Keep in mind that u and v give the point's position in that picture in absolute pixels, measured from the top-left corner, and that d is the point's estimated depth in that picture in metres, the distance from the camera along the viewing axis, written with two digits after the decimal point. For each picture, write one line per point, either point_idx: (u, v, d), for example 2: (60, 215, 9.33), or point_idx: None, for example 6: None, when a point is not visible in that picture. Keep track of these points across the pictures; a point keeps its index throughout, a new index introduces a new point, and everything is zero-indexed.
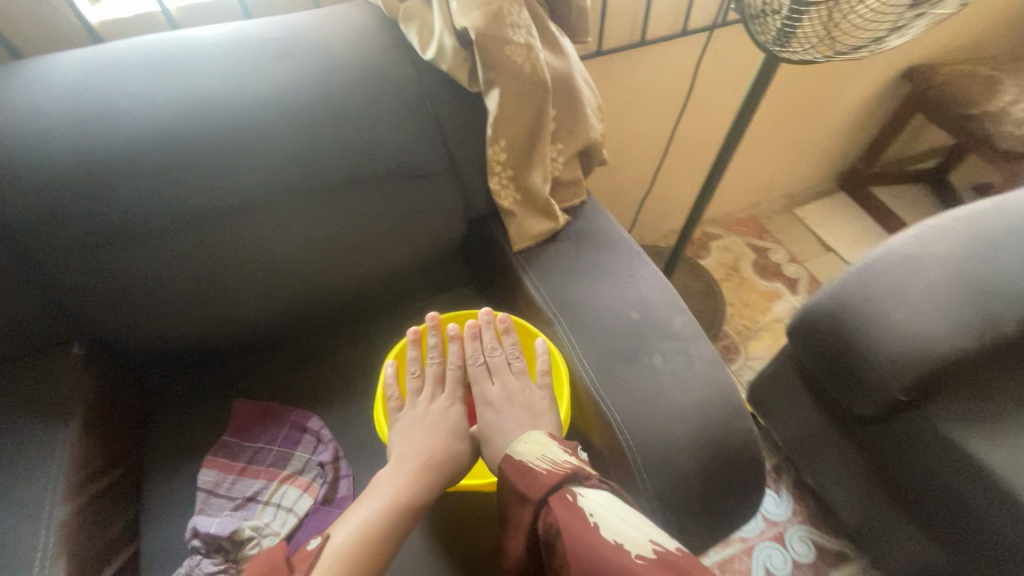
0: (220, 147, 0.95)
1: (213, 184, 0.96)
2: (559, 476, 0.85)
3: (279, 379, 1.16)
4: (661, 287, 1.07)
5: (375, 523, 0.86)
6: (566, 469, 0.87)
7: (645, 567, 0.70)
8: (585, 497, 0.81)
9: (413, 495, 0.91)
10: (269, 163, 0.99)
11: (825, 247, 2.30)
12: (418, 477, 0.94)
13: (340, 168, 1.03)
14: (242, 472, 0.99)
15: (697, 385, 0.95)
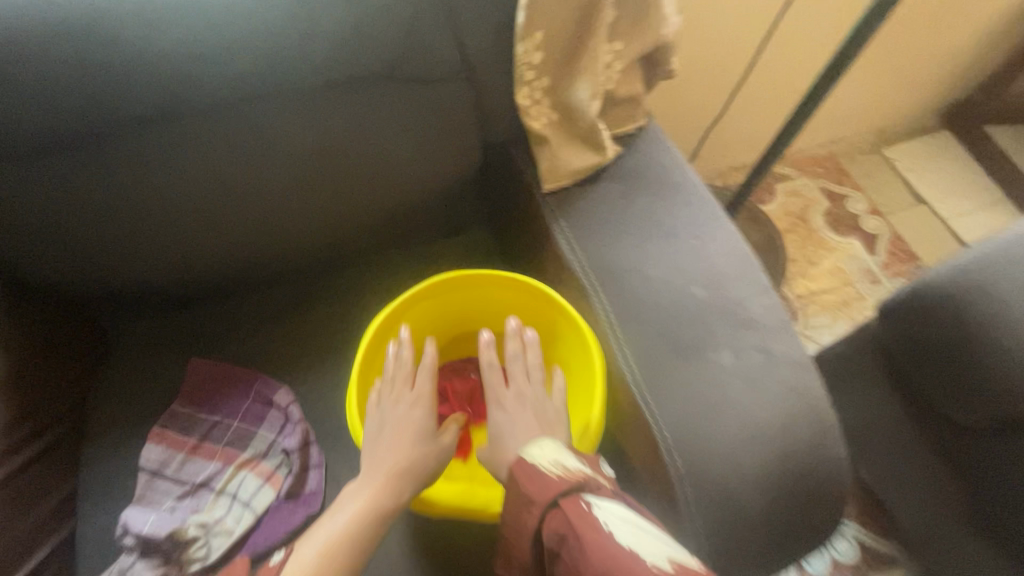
0: (140, 22, 0.67)
1: (135, 78, 0.68)
2: (569, 486, 0.63)
3: (245, 336, 0.92)
4: (738, 254, 0.80)
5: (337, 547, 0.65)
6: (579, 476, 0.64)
7: None
8: (602, 506, 0.61)
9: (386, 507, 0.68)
10: (212, 51, 0.70)
11: (915, 198, 1.92)
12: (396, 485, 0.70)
13: (311, 63, 0.73)
14: (195, 450, 0.81)
15: (776, 394, 0.70)
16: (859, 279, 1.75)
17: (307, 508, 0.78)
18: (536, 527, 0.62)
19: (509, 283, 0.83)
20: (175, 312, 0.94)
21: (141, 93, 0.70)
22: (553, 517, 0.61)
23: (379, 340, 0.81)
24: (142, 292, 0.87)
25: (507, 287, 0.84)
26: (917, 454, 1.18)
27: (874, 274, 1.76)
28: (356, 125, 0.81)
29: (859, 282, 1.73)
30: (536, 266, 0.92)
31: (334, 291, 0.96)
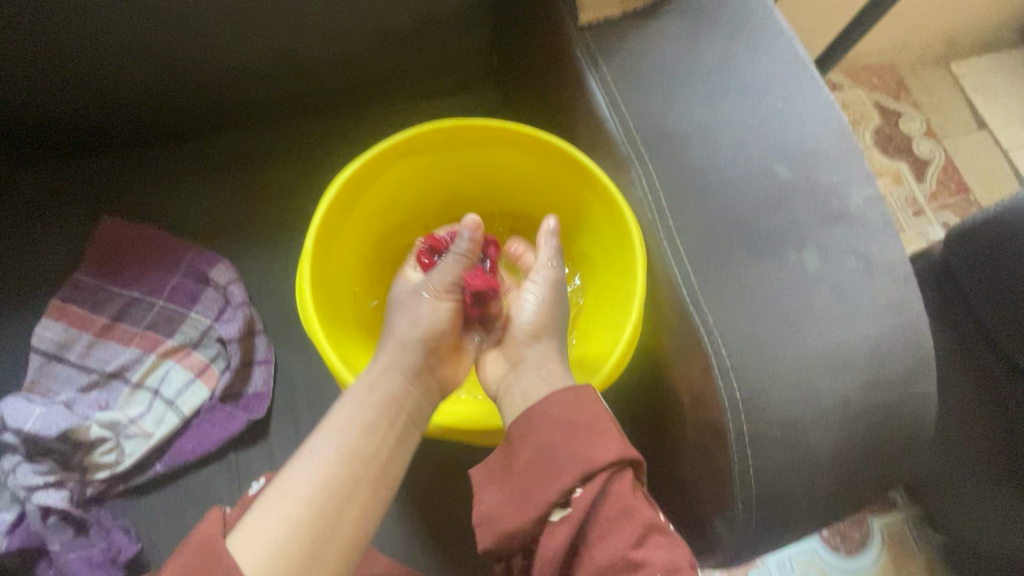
0: None
1: None
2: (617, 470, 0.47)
3: (172, 200, 0.70)
4: (835, 127, 0.59)
5: (333, 490, 0.43)
6: (624, 470, 0.48)
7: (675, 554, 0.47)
8: (641, 502, 0.47)
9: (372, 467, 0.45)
10: None
11: (980, 122, 1.67)
12: (398, 395, 0.50)
13: None
14: (106, 331, 0.63)
15: (872, 312, 0.53)
16: (902, 208, 1.56)
17: (249, 413, 0.61)
18: (596, 480, 0.47)
19: (526, 141, 0.63)
20: (78, 160, 0.70)
21: None
22: (619, 475, 0.48)
23: (343, 213, 0.59)
24: (20, 125, 0.63)
25: (524, 146, 0.64)
26: None
27: (918, 204, 1.56)
28: None
29: (901, 212, 1.54)
30: (562, 130, 0.70)
31: (290, 150, 0.73)
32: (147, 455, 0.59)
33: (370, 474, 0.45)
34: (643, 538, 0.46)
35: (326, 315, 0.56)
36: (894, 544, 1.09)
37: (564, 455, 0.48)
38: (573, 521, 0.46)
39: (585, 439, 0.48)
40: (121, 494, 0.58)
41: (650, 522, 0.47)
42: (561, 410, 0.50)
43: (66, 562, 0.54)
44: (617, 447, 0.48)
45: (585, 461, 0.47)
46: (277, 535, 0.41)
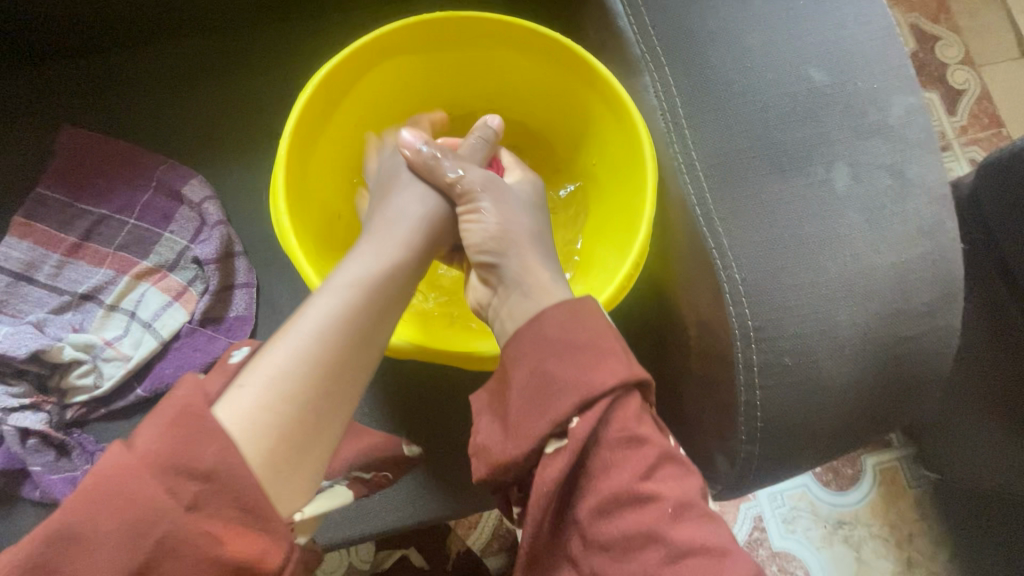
0: None
1: None
2: (620, 395, 0.44)
3: (137, 109, 0.64)
4: (880, 26, 0.52)
5: (325, 359, 0.43)
6: (628, 399, 0.45)
7: (679, 485, 0.45)
8: (647, 434, 0.45)
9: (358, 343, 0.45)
10: None
11: (1022, 49, 1.54)
12: (392, 272, 0.50)
13: None
14: (75, 250, 0.59)
15: (903, 237, 0.48)
16: None
17: (230, 338, 0.58)
18: (596, 412, 0.44)
19: (527, 40, 0.56)
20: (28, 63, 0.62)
21: None
22: (627, 402, 0.45)
23: (320, 120, 0.54)
24: None
25: (523, 46, 0.57)
26: None
27: (946, 139, 1.47)
28: None
29: None
30: (568, 32, 0.62)
31: (264, 53, 0.65)
32: (126, 378, 0.56)
33: (363, 348, 0.45)
34: (651, 470, 0.44)
35: (303, 231, 0.52)
36: (885, 481, 1.10)
37: (562, 380, 0.44)
38: (572, 455, 0.43)
39: (586, 363, 0.45)
40: (103, 418, 0.56)
41: (656, 455, 0.45)
42: (560, 331, 0.46)
43: (48, 482, 0.52)
44: (622, 370, 0.45)
45: (585, 388, 0.44)
46: (267, 399, 0.40)
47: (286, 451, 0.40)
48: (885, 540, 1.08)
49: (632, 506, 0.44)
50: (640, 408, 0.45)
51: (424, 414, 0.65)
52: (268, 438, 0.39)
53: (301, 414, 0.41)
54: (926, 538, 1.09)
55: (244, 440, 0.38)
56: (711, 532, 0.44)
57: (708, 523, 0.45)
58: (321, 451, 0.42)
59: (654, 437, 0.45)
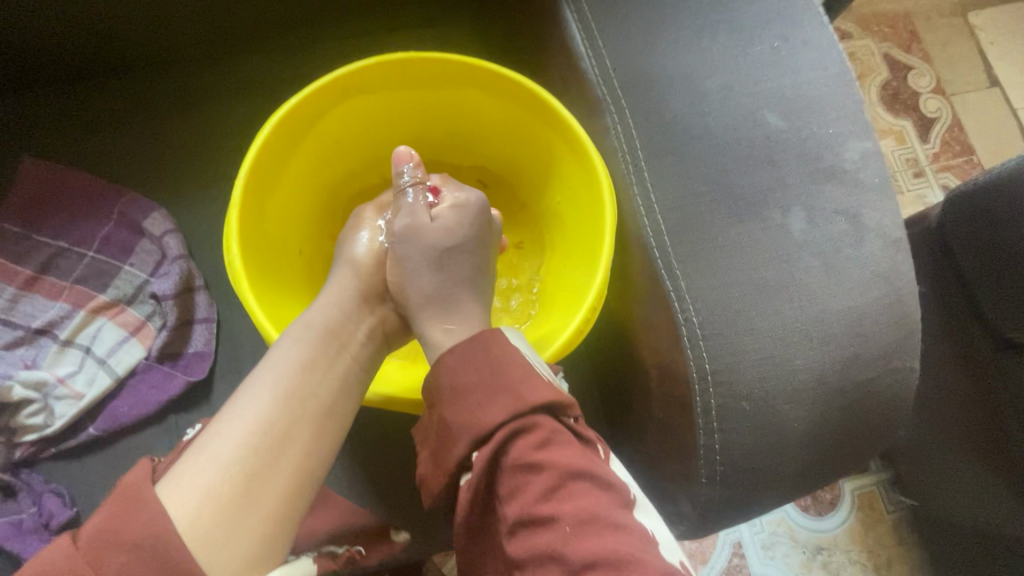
0: None
1: None
2: (522, 411, 0.45)
3: (102, 140, 0.63)
4: (836, 73, 0.53)
5: (280, 430, 0.43)
6: (532, 417, 0.45)
7: (600, 500, 0.44)
8: (550, 449, 0.44)
9: (316, 411, 0.45)
10: None
11: (993, 78, 1.58)
12: (337, 330, 0.50)
13: None
14: (31, 284, 0.58)
15: (858, 280, 0.49)
16: (902, 168, 1.50)
17: (189, 374, 0.58)
18: (494, 436, 0.44)
19: (490, 81, 0.56)
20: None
21: None
22: (526, 430, 0.45)
23: (279, 158, 0.54)
24: None
25: (486, 86, 0.57)
26: None
27: (919, 164, 1.50)
28: None
29: (900, 172, 1.48)
30: (535, 70, 0.63)
31: (233, 86, 0.66)
32: (79, 416, 0.55)
33: (308, 411, 0.45)
34: (557, 488, 0.44)
35: (256, 270, 0.52)
36: (863, 506, 1.10)
37: (462, 410, 0.46)
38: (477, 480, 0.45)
39: (479, 398, 0.46)
40: (54, 457, 0.55)
41: (566, 472, 0.44)
42: (454, 372, 0.47)
43: None
44: (514, 401, 0.45)
45: (478, 422, 0.45)
46: (212, 473, 0.40)
47: (231, 533, 0.39)
48: (863, 566, 1.08)
49: (543, 527, 0.43)
50: (544, 433, 0.45)
51: (387, 449, 0.64)
52: (207, 518, 0.38)
53: (245, 491, 0.40)
54: (903, 563, 1.09)
55: (185, 526, 0.38)
56: (622, 543, 0.41)
57: (630, 536, 0.42)
58: (272, 527, 0.41)
59: (564, 453, 0.45)
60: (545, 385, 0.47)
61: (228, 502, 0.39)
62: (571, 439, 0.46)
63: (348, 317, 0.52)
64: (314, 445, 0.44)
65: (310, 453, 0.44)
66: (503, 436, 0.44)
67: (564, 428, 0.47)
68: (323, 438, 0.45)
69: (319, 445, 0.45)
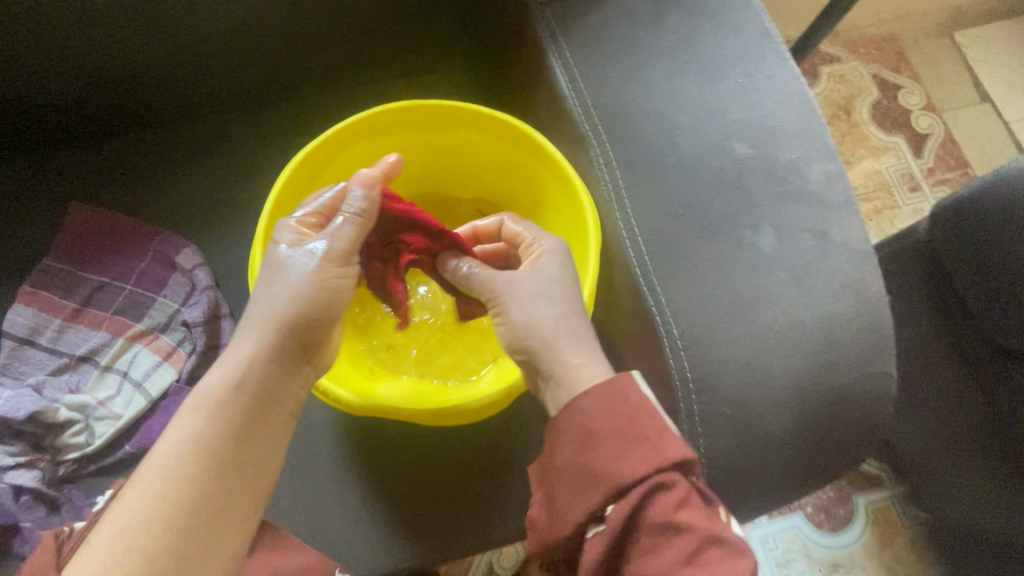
0: None
1: None
2: (663, 463, 0.44)
3: (142, 185, 0.72)
4: (798, 104, 0.58)
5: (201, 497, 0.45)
6: (671, 478, 0.44)
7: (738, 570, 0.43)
8: (690, 513, 0.43)
9: (237, 472, 0.47)
10: None
11: (983, 94, 1.63)
12: (269, 388, 0.51)
13: None
14: (75, 316, 0.64)
15: (828, 291, 0.53)
16: (898, 184, 1.53)
17: None
18: (632, 498, 0.44)
19: (484, 122, 0.62)
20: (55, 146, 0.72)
21: None
22: (666, 488, 0.44)
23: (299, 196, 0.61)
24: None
25: (482, 127, 0.63)
26: None
27: (914, 180, 1.53)
28: None
29: (896, 188, 1.52)
30: (526, 110, 0.70)
31: (259, 128, 0.74)
32: (115, 436, 0.60)
33: (229, 483, 0.47)
34: (696, 553, 0.43)
35: None
36: (875, 520, 1.10)
37: (595, 468, 0.45)
38: (608, 538, 0.44)
39: (619, 446, 0.46)
40: (92, 475, 0.60)
41: (706, 544, 0.43)
42: (585, 417, 0.47)
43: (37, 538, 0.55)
44: (655, 455, 0.45)
45: (616, 474, 0.45)
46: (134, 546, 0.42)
47: None
48: None
49: None
50: (683, 493, 0.44)
51: None
52: None
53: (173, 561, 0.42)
54: None
55: None
56: None
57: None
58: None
59: (702, 518, 0.44)
60: (681, 440, 0.46)
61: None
62: (705, 501, 0.45)
63: (282, 376, 0.52)
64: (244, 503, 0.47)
65: (233, 521, 0.46)
66: (643, 493, 0.44)
67: (698, 485, 0.46)
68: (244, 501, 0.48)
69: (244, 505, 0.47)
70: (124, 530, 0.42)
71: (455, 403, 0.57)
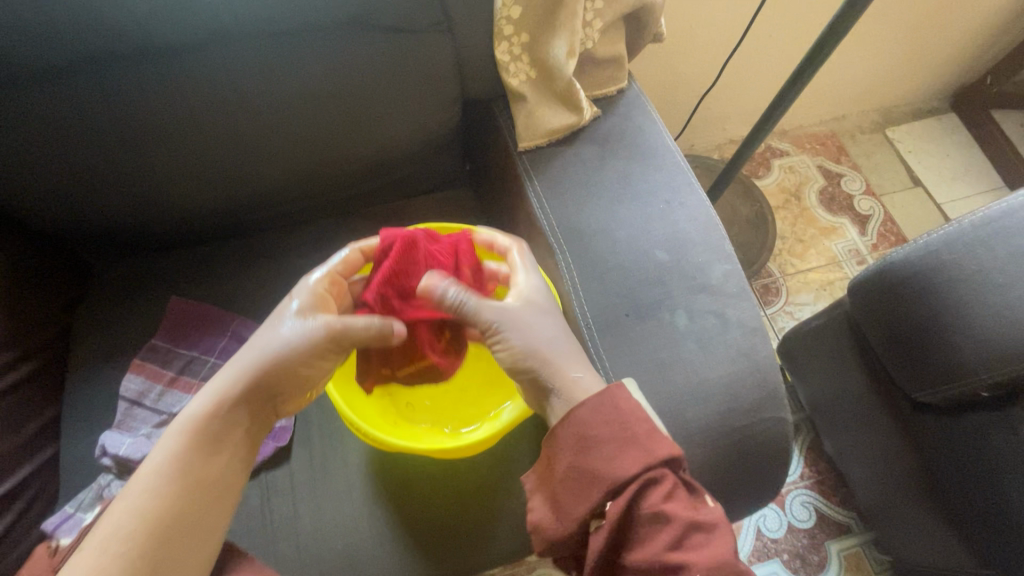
0: None
1: (101, 30, 0.68)
2: (647, 459, 0.55)
3: (224, 281, 0.96)
4: (704, 221, 0.81)
5: (163, 509, 0.58)
6: (657, 475, 0.54)
7: (717, 547, 0.52)
8: (673, 501, 0.53)
9: (197, 489, 0.60)
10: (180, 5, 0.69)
11: (915, 180, 1.89)
12: (228, 421, 0.65)
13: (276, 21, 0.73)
14: (172, 383, 0.86)
15: (726, 358, 0.73)
16: (846, 259, 1.75)
17: (276, 442, 0.84)
18: (626, 495, 0.54)
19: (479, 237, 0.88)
20: (167, 252, 0.99)
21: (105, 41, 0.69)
22: (655, 483, 0.54)
23: None
24: (132, 232, 0.93)
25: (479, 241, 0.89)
26: (872, 432, 1.20)
27: (861, 254, 1.76)
28: (319, 78, 0.79)
29: (844, 262, 1.74)
30: (512, 223, 0.94)
31: (310, 239, 1.00)
32: None
33: (197, 501, 0.60)
34: (683, 539, 0.53)
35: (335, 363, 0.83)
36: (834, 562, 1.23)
37: (591, 469, 0.56)
38: (608, 531, 0.54)
39: (613, 451, 0.56)
40: None
41: (690, 532, 0.53)
42: (586, 425, 0.58)
43: None
44: (644, 455, 0.55)
45: (612, 473, 0.55)
46: (112, 543, 0.54)
47: None
48: None
49: (667, 573, 0.52)
50: (669, 485, 0.54)
51: None
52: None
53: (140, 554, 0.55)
54: None
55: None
56: None
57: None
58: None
59: (684, 507, 0.53)
60: (662, 442, 0.56)
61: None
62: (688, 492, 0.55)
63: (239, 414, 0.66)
64: (202, 512, 0.60)
65: (199, 534, 0.58)
66: (634, 490, 0.54)
67: (684, 479, 0.56)
68: (212, 517, 0.60)
69: (198, 514, 0.59)
70: (108, 536, 0.55)
71: (449, 449, 0.74)
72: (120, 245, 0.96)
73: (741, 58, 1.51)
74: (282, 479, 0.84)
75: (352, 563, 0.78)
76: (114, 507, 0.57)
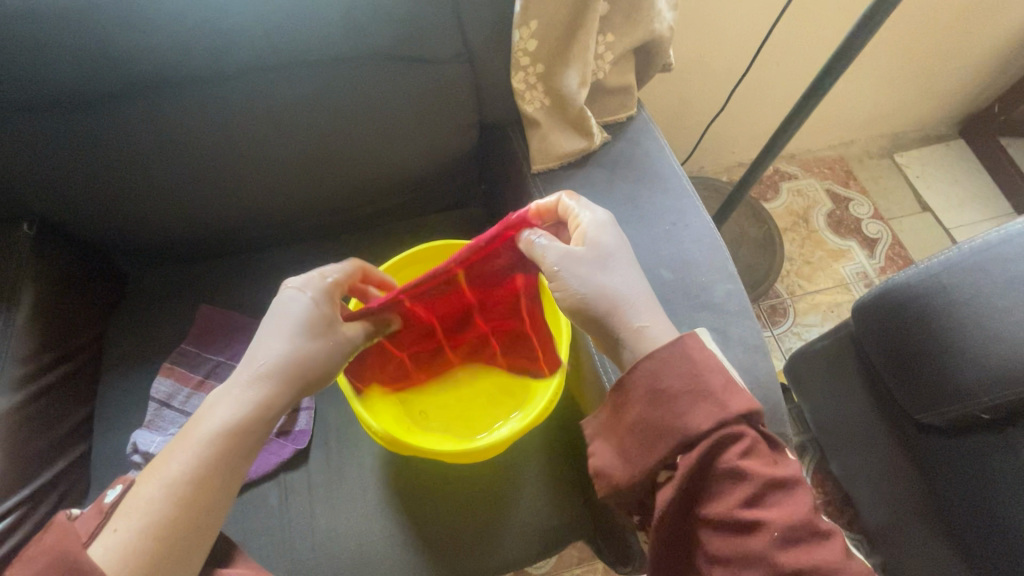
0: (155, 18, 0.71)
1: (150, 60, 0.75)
2: (725, 416, 0.56)
3: (250, 290, 1.01)
4: (709, 242, 0.84)
5: (185, 500, 0.60)
6: (736, 433, 0.56)
7: (792, 504, 0.55)
8: (751, 458, 0.55)
9: (215, 483, 0.62)
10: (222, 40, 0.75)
11: (923, 205, 1.91)
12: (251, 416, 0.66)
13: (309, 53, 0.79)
14: (199, 386, 0.90)
15: None
16: (854, 281, 1.77)
17: (295, 444, 0.89)
18: (699, 451, 0.56)
19: None
20: (198, 262, 1.05)
21: (154, 70, 0.76)
22: (732, 440, 0.56)
23: None
24: (167, 243, 0.99)
25: None
26: (877, 453, 1.21)
27: (869, 277, 1.78)
28: (347, 102, 0.85)
29: (851, 284, 1.76)
30: None
31: (333, 251, 1.05)
32: None
33: (216, 494, 0.62)
34: (758, 496, 0.55)
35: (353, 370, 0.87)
36: None
37: (660, 424, 0.58)
38: (679, 482, 0.57)
39: (682, 406, 0.58)
40: None
41: (768, 490, 0.56)
42: (657, 378, 0.60)
43: None
44: (719, 410, 0.57)
45: (685, 429, 0.57)
46: (135, 532, 0.57)
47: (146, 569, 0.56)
48: None
49: (741, 527, 0.55)
50: (746, 443, 0.56)
51: None
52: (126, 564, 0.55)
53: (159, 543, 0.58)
54: None
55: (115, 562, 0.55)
56: (816, 551, 0.54)
57: (816, 544, 0.55)
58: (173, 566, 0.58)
59: (761, 463, 0.56)
60: (738, 399, 0.58)
61: (170, 563, 0.57)
62: (765, 450, 0.57)
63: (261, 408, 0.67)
64: (218, 505, 0.62)
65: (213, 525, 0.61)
66: (709, 447, 0.56)
67: (759, 434, 0.58)
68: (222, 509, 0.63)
69: (213, 506, 0.62)
70: (131, 524, 0.57)
71: (462, 453, 0.78)
72: (155, 254, 1.02)
73: (749, 85, 1.56)
74: (300, 480, 0.88)
75: (364, 563, 0.81)
76: (137, 496, 0.60)
